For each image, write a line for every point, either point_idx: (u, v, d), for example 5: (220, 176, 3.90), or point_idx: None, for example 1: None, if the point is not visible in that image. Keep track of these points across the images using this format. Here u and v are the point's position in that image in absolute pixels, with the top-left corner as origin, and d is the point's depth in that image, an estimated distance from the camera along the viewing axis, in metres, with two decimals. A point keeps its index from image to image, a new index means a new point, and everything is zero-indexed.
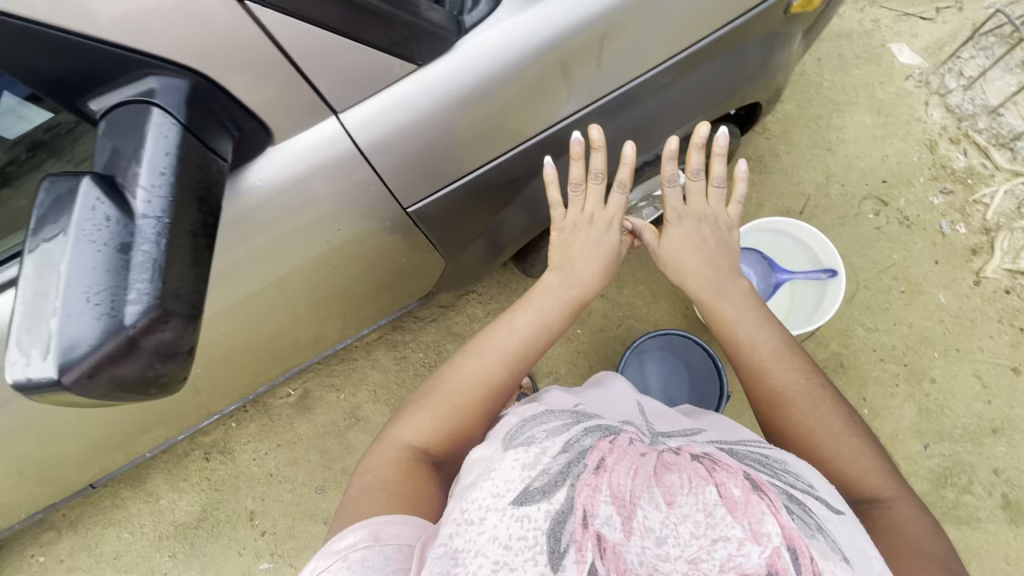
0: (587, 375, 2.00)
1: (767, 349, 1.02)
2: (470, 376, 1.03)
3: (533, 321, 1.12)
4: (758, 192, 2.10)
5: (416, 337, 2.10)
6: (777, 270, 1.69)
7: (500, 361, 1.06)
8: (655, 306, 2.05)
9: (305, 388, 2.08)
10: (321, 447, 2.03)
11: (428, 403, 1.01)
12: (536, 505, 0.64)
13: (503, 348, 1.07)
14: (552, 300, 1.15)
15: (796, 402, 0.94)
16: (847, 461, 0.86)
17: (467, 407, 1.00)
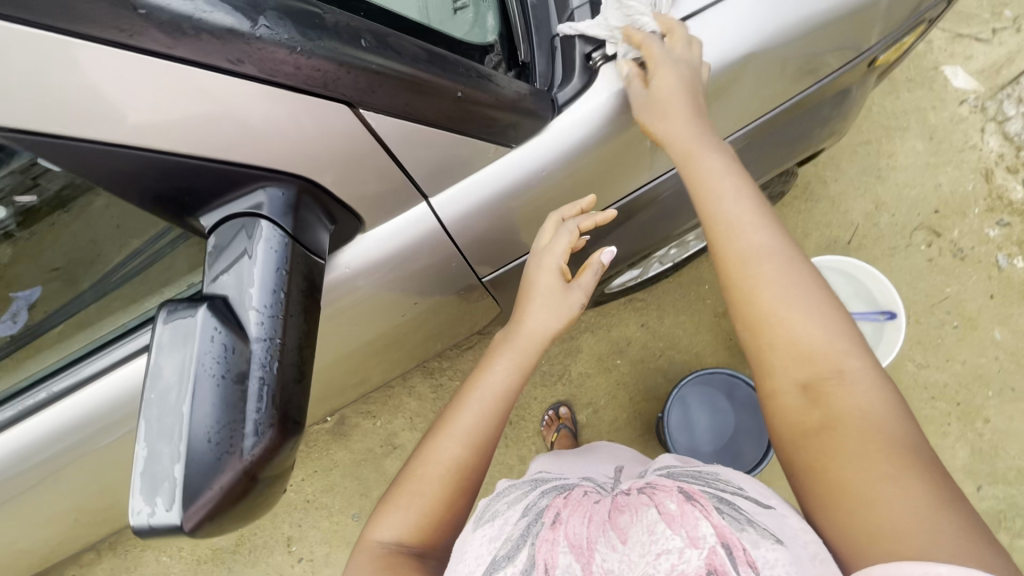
0: (627, 407, 1.97)
1: (739, 208, 0.92)
2: (444, 463, 0.90)
3: (508, 380, 0.97)
4: (804, 221, 2.05)
5: (453, 365, 2.08)
6: None
7: (475, 438, 0.92)
8: (697, 337, 2.01)
9: (341, 414, 2.07)
10: (357, 474, 2.02)
11: (401, 498, 0.89)
12: (505, 571, 0.67)
13: (475, 423, 0.93)
14: (528, 353, 1.00)
15: (761, 262, 0.85)
16: (806, 327, 0.80)
17: (445, 501, 0.88)
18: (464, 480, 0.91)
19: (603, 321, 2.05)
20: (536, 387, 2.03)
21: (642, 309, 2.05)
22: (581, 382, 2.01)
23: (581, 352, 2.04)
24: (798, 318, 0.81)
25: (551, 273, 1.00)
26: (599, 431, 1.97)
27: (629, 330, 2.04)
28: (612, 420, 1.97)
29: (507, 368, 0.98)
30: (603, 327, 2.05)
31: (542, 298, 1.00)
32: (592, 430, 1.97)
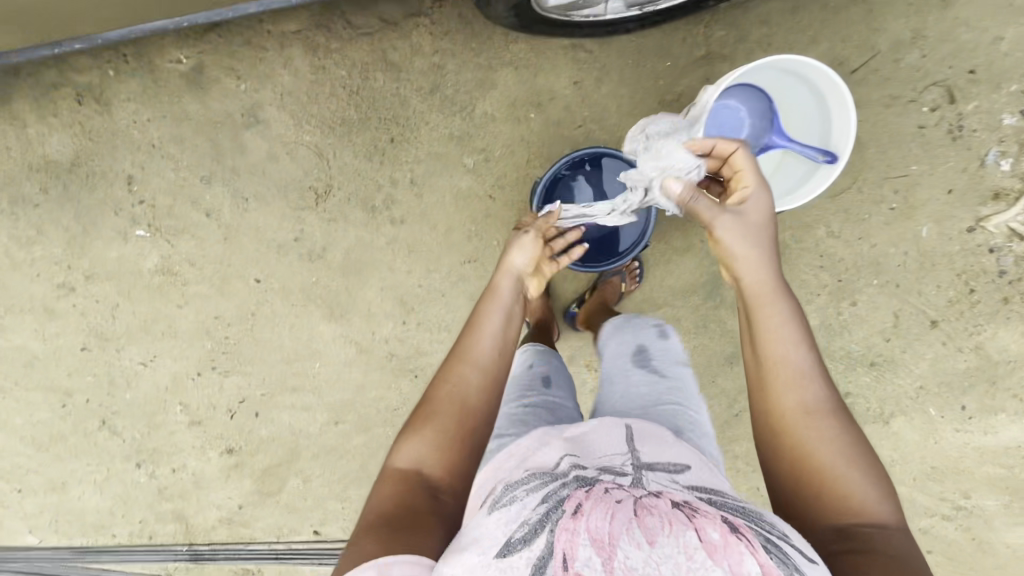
0: (521, 169, 1.77)
1: (798, 358, 1.04)
2: (463, 394, 1.08)
3: (505, 323, 1.16)
4: (823, 22, 1.59)
5: (341, 50, 1.71)
6: (775, 131, 1.37)
7: (488, 364, 1.12)
8: (628, 121, 1.69)
9: (200, 62, 1.74)
10: (212, 137, 1.81)
11: (429, 428, 1.05)
12: (518, 555, 0.79)
13: (485, 356, 1.12)
14: (514, 300, 1.20)
15: (802, 420, 1.01)
16: (834, 458, 0.98)
17: (472, 425, 1.06)
18: (476, 407, 1.08)
19: (533, 61, 1.68)
20: (430, 111, 1.74)
21: (582, 63, 1.67)
22: (481, 124, 1.74)
23: (493, 88, 1.71)
24: (828, 445, 0.99)
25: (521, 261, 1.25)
26: (482, 182, 1.79)
27: (557, 84, 1.69)
28: (499, 175, 1.78)
29: (503, 310, 1.17)
30: (530, 68, 1.69)
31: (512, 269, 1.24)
32: (474, 178, 1.78)
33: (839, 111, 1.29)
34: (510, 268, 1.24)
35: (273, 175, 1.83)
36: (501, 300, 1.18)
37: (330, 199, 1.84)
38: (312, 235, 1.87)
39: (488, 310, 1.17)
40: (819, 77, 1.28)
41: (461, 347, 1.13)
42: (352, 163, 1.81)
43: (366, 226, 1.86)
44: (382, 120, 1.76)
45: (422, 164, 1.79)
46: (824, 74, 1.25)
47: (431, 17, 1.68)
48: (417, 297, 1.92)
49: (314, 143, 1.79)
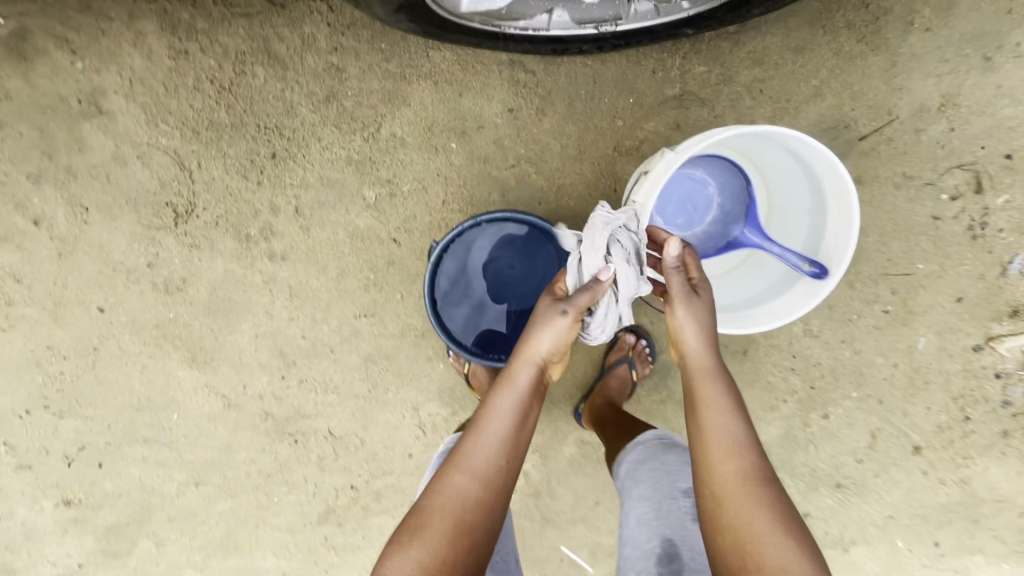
0: (435, 210, 1.39)
1: (730, 424, 0.88)
2: (457, 503, 0.85)
3: (520, 422, 0.91)
4: (832, 71, 1.23)
5: (210, 32, 1.29)
6: (749, 223, 1.06)
7: (487, 471, 0.87)
8: (573, 167, 1.32)
9: (22, 25, 1.31)
10: (38, 125, 1.38)
11: (417, 540, 0.82)
12: None
13: (488, 462, 0.88)
14: (532, 394, 0.94)
15: (732, 492, 0.83)
16: (763, 539, 0.78)
17: (468, 544, 0.82)
18: (476, 522, 0.84)
19: (458, 77, 1.30)
20: (323, 126, 1.35)
21: (522, 87, 1.29)
22: (388, 149, 1.35)
23: (405, 106, 1.32)
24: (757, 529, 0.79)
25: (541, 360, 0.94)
26: (385, 221, 1.41)
27: (487, 110, 1.31)
28: (407, 216, 1.40)
29: (515, 396, 0.92)
30: (454, 85, 1.30)
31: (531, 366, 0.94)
32: (376, 216, 1.41)
33: (841, 215, 0.96)
34: (532, 356, 0.94)
35: (120, 182, 1.42)
36: (512, 398, 0.92)
37: (194, 220, 1.45)
38: (171, 261, 1.49)
39: (496, 398, 0.93)
40: (821, 164, 0.94)
41: (461, 450, 0.90)
42: (222, 179, 1.41)
43: (239, 258, 1.48)
44: (261, 130, 1.36)
45: (311, 190, 1.40)
46: (830, 164, 0.92)
47: (330, 3, 1.27)
48: (300, 350, 1.55)
49: (172, 149, 1.38)
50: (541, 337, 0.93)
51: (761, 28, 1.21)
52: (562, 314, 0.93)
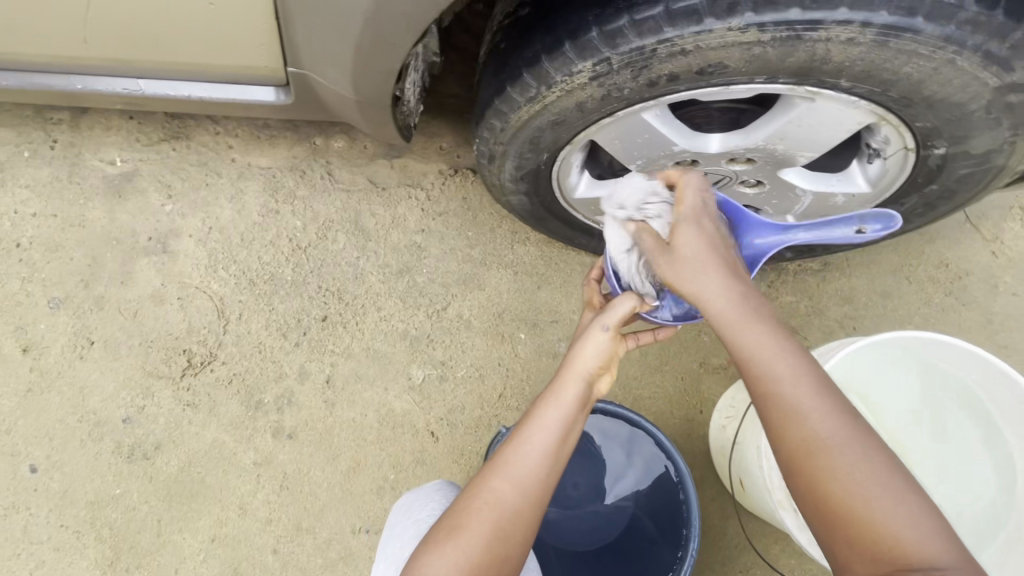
0: (490, 402, 1.20)
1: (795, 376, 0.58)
2: (496, 516, 0.65)
3: (569, 429, 0.70)
4: (926, 318, 1.19)
5: (308, 199, 1.35)
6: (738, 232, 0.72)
7: (531, 485, 0.67)
8: (656, 378, 1.17)
9: (134, 168, 1.37)
10: (92, 253, 1.32)
11: (450, 543, 0.64)
12: None
13: (533, 471, 0.67)
14: (580, 410, 0.71)
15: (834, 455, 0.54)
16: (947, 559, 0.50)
17: (501, 554, 0.64)
18: (512, 532, 0.65)
19: (539, 271, 1.27)
20: (388, 296, 1.27)
21: None
22: (449, 330, 1.24)
23: (479, 289, 1.27)
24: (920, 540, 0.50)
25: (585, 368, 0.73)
26: (426, 408, 1.20)
27: (564, 305, 1.25)
28: (453, 405, 1.20)
29: (566, 409, 0.70)
30: (533, 278, 1.27)
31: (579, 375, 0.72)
32: (417, 401, 1.21)
33: None
34: (579, 369, 0.72)
35: (144, 320, 1.29)
36: (563, 402, 0.70)
37: (204, 375, 1.25)
38: (155, 417, 1.23)
39: (542, 408, 0.70)
40: (1004, 390, 0.86)
41: (503, 448, 0.70)
42: (257, 334, 1.27)
43: (235, 428, 1.22)
44: (321, 291, 1.28)
45: (351, 361, 1.24)
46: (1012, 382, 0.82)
47: (428, 192, 1.34)
48: (264, 569, 1.14)
49: (219, 296, 1.29)
50: (583, 349, 0.73)
51: (847, 268, 1.22)
52: (600, 329, 0.73)
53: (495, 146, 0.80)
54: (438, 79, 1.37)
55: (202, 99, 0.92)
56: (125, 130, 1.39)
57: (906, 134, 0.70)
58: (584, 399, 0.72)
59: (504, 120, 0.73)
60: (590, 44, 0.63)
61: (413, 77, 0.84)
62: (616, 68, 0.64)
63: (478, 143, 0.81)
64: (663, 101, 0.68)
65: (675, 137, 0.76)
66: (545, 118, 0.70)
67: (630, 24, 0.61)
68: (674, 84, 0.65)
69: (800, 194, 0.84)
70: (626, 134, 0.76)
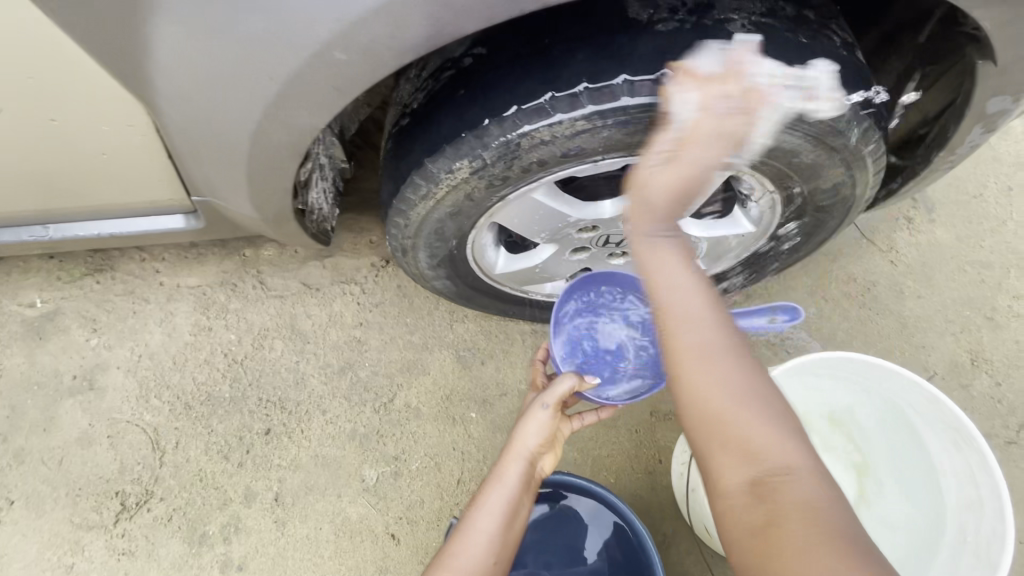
0: (449, 490, 1.16)
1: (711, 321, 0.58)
2: None
3: (511, 515, 0.74)
4: (848, 332, 1.26)
5: (241, 310, 1.34)
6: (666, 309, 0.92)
7: None
8: (609, 434, 1.17)
9: (55, 308, 1.34)
10: (11, 403, 1.25)
11: None
12: None
13: (477, 566, 0.70)
14: (524, 490, 0.77)
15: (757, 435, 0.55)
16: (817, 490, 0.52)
17: None
18: None
19: (481, 346, 1.28)
20: (332, 397, 1.24)
21: None
22: (399, 421, 1.22)
23: (424, 374, 1.26)
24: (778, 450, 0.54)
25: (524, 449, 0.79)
26: (384, 510, 1.15)
27: (510, 376, 1.25)
28: (412, 501, 1.15)
29: (507, 493, 0.75)
30: (477, 354, 1.28)
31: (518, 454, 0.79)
32: (374, 503, 1.15)
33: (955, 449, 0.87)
34: (520, 451, 0.79)
35: (70, 467, 1.20)
36: (503, 484, 0.76)
37: (141, 516, 1.16)
38: (87, 575, 1.12)
39: (485, 495, 0.75)
40: (906, 394, 0.91)
41: (448, 545, 0.72)
42: (196, 461, 1.20)
43: (179, 571, 1.12)
44: (262, 403, 1.24)
45: (300, 473, 1.18)
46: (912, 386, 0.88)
47: (362, 286, 1.35)
48: None
49: (153, 426, 1.23)
50: (525, 429, 0.79)
51: (769, 297, 1.29)
52: (540, 407, 0.79)
53: (404, 241, 0.84)
54: (359, 178, 1.43)
55: (112, 236, 0.93)
56: (45, 271, 1.37)
57: (764, 179, 0.77)
58: (526, 481, 0.78)
59: (403, 217, 0.78)
60: (463, 144, 0.68)
61: (321, 185, 0.89)
62: (490, 161, 0.69)
63: (389, 239, 0.85)
64: (545, 180, 0.74)
65: (568, 208, 0.82)
66: (439, 209, 0.75)
67: (493, 123, 0.66)
68: (547, 167, 0.71)
69: (696, 241, 0.91)
70: (523, 213, 0.81)
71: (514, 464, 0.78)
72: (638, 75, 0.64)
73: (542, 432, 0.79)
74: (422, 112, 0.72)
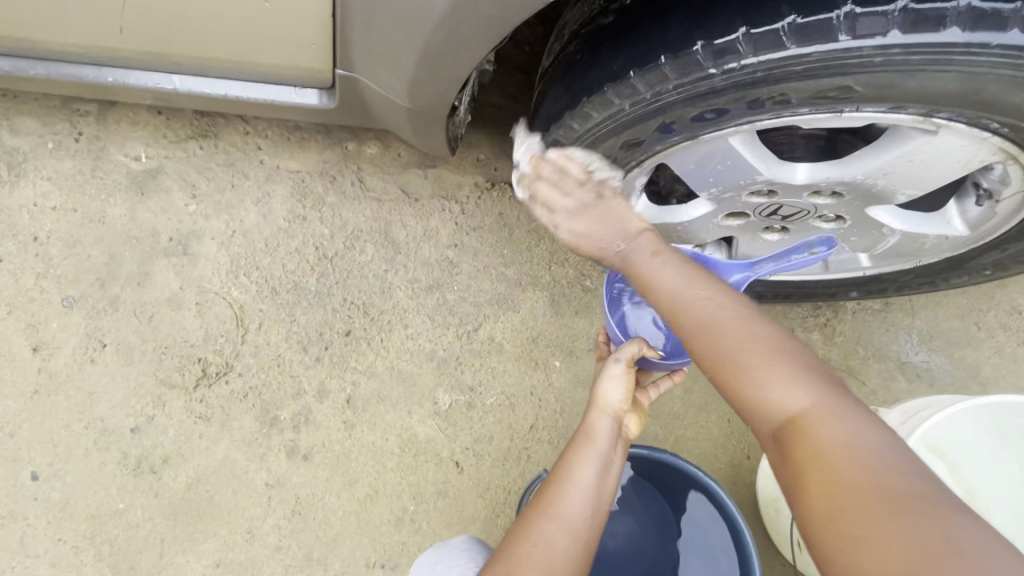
0: (520, 431, 1.12)
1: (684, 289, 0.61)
2: (548, 562, 0.59)
3: (606, 469, 0.69)
4: (996, 369, 1.10)
5: (337, 206, 1.28)
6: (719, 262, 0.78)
7: (580, 528, 0.63)
8: (700, 416, 1.09)
9: (159, 166, 1.32)
10: (111, 252, 1.27)
11: None
12: None
13: (582, 522, 0.64)
14: (615, 445, 0.72)
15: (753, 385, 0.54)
16: (881, 452, 0.47)
17: None
18: None
19: (577, 295, 1.20)
20: (416, 313, 1.20)
21: None
22: (480, 353, 1.17)
23: (513, 311, 1.19)
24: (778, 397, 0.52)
25: (612, 406, 0.73)
26: (451, 437, 1.13)
27: None
28: (480, 435, 1.12)
29: (600, 447, 0.70)
30: (570, 301, 1.20)
31: (602, 409, 0.73)
32: (442, 428, 1.13)
33: None
34: (606, 404, 0.73)
35: (160, 325, 1.22)
36: (595, 442, 0.70)
37: (219, 387, 1.18)
38: (166, 429, 1.17)
39: (578, 449, 0.69)
40: None
41: (541, 499, 0.66)
42: (276, 347, 1.20)
43: (248, 446, 1.15)
44: (346, 304, 1.22)
45: (374, 381, 1.17)
46: None
47: (463, 205, 1.27)
48: None
49: (239, 303, 1.23)
50: (608, 382, 0.74)
51: (911, 309, 1.13)
52: (614, 362, 0.74)
53: (554, 166, 0.76)
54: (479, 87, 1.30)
55: (238, 99, 0.86)
56: (152, 126, 1.34)
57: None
58: (617, 437, 0.72)
59: (572, 134, 0.71)
60: (691, 59, 0.61)
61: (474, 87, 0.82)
62: (719, 89, 0.62)
63: (533, 160, 0.77)
64: (760, 125, 0.66)
65: (759, 165, 0.71)
66: (621, 128, 0.68)
67: (745, 39, 0.59)
68: (783, 107, 0.64)
69: (886, 233, 0.81)
70: (707, 159, 0.72)
71: (601, 420, 0.72)
72: (982, 3, 0.56)
73: (625, 387, 0.75)
74: (638, 11, 0.65)
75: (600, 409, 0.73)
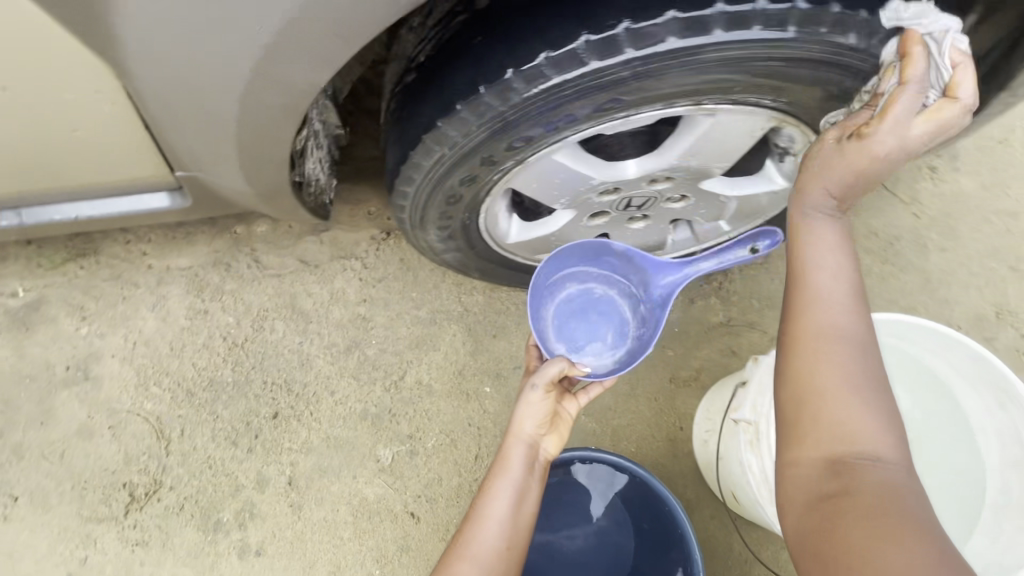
0: (468, 465, 1.14)
1: (845, 287, 0.60)
2: None
3: (520, 499, 0.73)
4: (870, 290, 1.22)
5: (237, 291, 1.27)
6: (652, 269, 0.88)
7: (492, 561, 0.69)
8: (628, 403, 1.14)
9: (39, 296, 1.26)
10: (4, 398, 1.19)
11: None
12: None
13: (495, 554, 0.69)
14: (529, 473, 0.75)
15: (826, 378, 0.59)
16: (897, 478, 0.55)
17: None
18: None
19: (491, 319, 1.23)
20: (340, 377, 1.20)
21: None
22: (411, 399, 1.18)
23: (434, 350, 1.21)
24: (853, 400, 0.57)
25: (530, 433, 0.77)
26: (401, 489, 1.12)
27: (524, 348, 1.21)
28: (429, 479, 1.13)
29: (514, 479, 0.74)
30: (486, 326, 1.23)
31: (517, 439, 0.76)
32: (390, 483, 1.13)
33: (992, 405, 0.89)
34: (519, 434, 0.76)
35: (74, 460, 1.16)
36: (511, 473, 0.74)
37: (151, 507, 1.13)
38: (104, 566, 1.10)
39: (494, 485, 0.73)
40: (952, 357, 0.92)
41: (459, 539, 0.71)
42: (204, 448, 1.16)
43: (196, 559, 1.10)
44: (267, 387, 1.20)
45: (312, 456, 1.15)
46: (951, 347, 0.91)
47: (363, 260, 1.29)
48: None
49: (155, 415, 1.19)
50: (521, 412, 0.77)
51: None
52: (531, 388, 0.77)
53: (412, 214, 0.80)
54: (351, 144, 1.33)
55: (91, 218, 0.86)
56: (23, 257, 1.28)
57: (808, 132, 0.78)
58: (534, 463, 0.76)
59: (412, 184, 0.74)
60: (479, 101, 0.66)
61: (317, 156, 0.84)
62: (512, 120, 0.67)
63: (393, 212, 0.81)
64: (570, 141, 0.72)
65: (590, 171, 0.78)
66: (452, 172, 0.72)
67: (516, 75, 0.64)
68: (575, 124, 0.69)
69: (725, 200, 0.90)
70: (542, 176, 0.77)
71: (520, 450, 0.76)
72: (689, 12, 0.61)
73: (540, 412, 0.77)
74: (430, 65, 0.69)
75: (518, 439, 0.77)
